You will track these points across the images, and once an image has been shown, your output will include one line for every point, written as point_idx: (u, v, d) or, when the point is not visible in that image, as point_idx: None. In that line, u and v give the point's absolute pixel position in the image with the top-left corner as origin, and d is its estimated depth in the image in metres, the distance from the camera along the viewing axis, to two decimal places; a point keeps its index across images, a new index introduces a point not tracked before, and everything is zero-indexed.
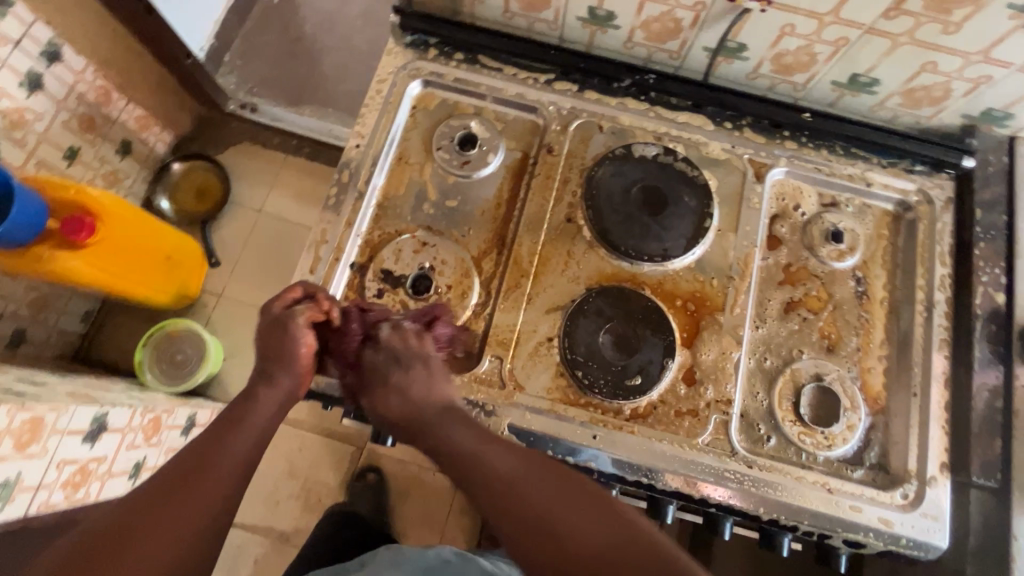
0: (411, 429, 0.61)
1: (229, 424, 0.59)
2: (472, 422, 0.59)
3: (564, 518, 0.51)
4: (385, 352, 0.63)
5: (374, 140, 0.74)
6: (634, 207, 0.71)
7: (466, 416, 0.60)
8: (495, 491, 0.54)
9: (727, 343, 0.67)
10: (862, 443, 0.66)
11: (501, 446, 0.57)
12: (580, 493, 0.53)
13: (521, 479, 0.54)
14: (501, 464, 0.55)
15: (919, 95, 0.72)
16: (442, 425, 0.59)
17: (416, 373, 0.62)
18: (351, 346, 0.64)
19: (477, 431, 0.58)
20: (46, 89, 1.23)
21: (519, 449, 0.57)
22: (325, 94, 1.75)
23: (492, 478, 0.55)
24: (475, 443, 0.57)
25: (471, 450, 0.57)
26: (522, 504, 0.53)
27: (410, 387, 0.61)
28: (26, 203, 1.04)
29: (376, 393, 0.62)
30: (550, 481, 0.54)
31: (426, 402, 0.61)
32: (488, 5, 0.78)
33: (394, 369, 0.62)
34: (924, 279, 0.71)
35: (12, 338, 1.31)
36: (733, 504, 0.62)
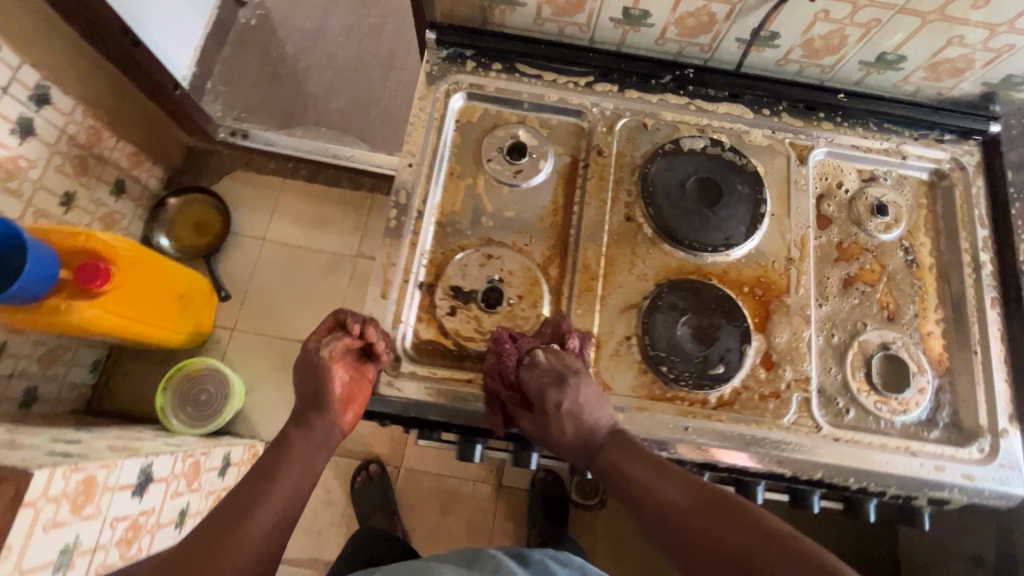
0: (579, 451, 0.61)
1: (265, 475, 0.62)
2: (641, 449, 0.59)
3: (745, 554, 0.50)
4: (546, 373, 0.62)
5: (426, 158, 0.73)
6: (691, 199, 0.72)
7: (632, 442, 0.60)
8: (672, 521, 0.54)
9: (797, 323, 0.70)
10: (933, 405, 0.69)
11: (670, 476, 0.56)
12: (749, 527, 0.51)
13: (690, 511, 0.54)
14: (673, 495, 0.55)
15: (943, 68, 0.75)
16: (610, 451, 0.60)
17: (582, 392, 0.61)
18: (506, 370, 0.63)
19: (643, 459, 0.58)
20: (38, 134, 1.17)
21: (691, 480, 0.56)
22: (317, 114, 1.72)
23: (667, 509, 0.55)
24: (644, 472, 0.57)
25: (640, 477, 0.57)
26: (693, 532, 0.53)
27: (578, 406, 0.61)
28: (39, 255, 0.99)
29: (544, 417, 0.62)
30: (727, 515, 0.52)
31: (586, 421, 0.61)
32: (519, 13, 0.77)
33: (560, 391, 0.61)
34: (968, 241, 0.74)
35: (24, 397, 1.25)
36: (824, 477, 0.64)
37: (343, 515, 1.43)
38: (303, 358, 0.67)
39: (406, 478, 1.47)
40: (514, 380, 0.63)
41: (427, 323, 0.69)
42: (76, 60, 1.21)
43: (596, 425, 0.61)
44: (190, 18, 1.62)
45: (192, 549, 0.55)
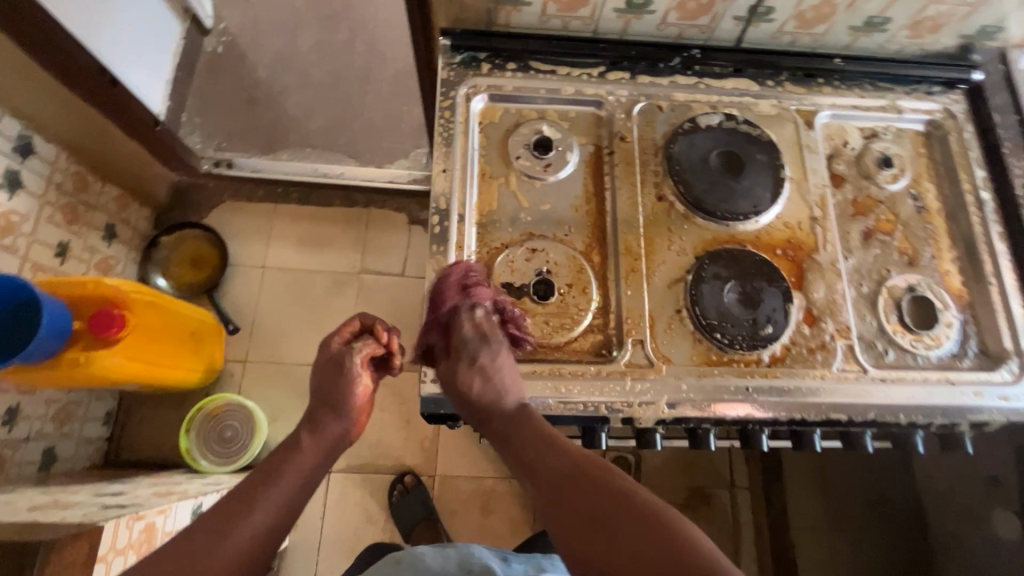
0: (476, 408, 0.64)
1: (264, 477, 0.60)
2: (542, 424, 0.61)
3: (596, 512, 0.51)
4: (476, 329, 0.66)
5: (457, 162, 0.75)
6: (716, 173, 0.76)
7: (535, 416, 0.62)
8: (540, 481, 0.56)
9: (830, 277, 0.74)
10: (962, 336, 0.74)
11: (549, 442, 0.58)
12: (624, 501, 0.51)
13: (571, 480, 0.54)
14: (549, 459, 0.57)
15: (925, 26, 0.80)
16: (506, 423, 0.62)
17: (500, 359, 0.65)
18: (445, 318, 0.68)
19: (532, 426, 0.61)
20: (25, 185, 1.14)
21: (567, 448, 0.57)
22: (300, 135, 1.70)
23: (538, 471, 0.56)
24: (529, 440, 0.59)
25: (526, 441, 0.59)
26: (569, 498, 0.53)
27: (489, 367, 0.64)
28: (52, 310, 0.97)
29: (456, 364, 0.65)
30: (592, 477, 0.54)
31: (495, 385, 0.63)
32: (525, 12, 0.79)
33: (480, 347, 0.65)
34: (968, 182, 0.80)
35: (43, 459, 1.21)
36: (878, 417, 0.69)
37: (385, 531, 1.42)
38: (326, 355, 0.74)
39: (442, 485, 1.47)
40: (443, 327, 0.68)
41: None
42: (56, 106, 1.17)
43: (508, 392, 0.64)
44: (157, 53, 1.58)
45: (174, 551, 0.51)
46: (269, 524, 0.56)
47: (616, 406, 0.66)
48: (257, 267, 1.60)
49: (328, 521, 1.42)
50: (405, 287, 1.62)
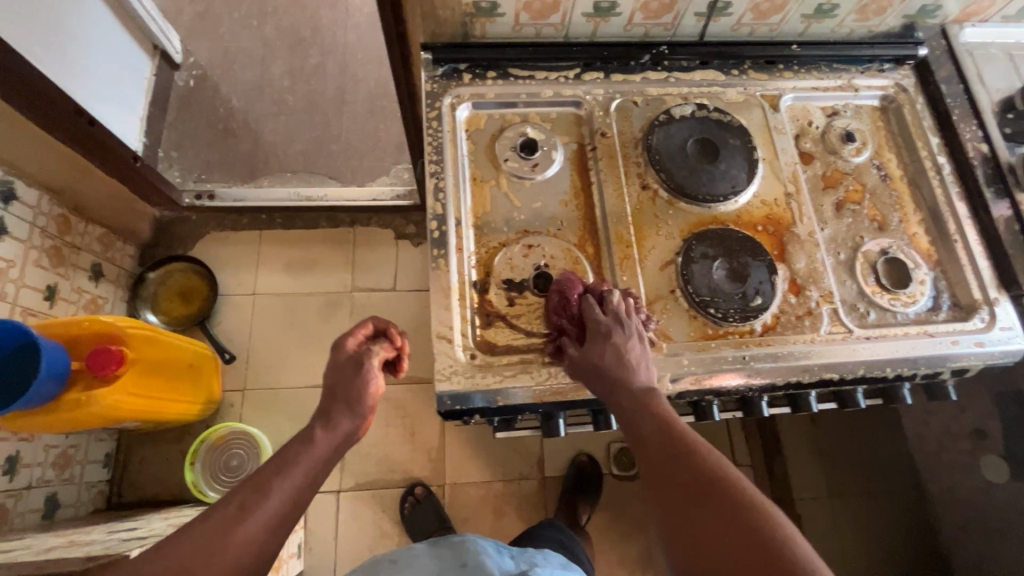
0: (606, 385, 0.61)
1: (276, 466, 0.61)
2: (661, 405, 0.58)
3: (712, 523, 0.48)
4: (610, 312, 0.66)
5: (449, 169, 0.78)
6: (694, 159, 0.80)
7: (657, 395, 0.60)
8: (650, 467, 0.54)
9: (810, 247, 0.79)
10: (934, 292, 0.80)
11: (666, 429, 0.56)
12: (726, 503, 0.49)
13: (676, 468, 0.52)
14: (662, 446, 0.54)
15: (870, 9, 0.87)
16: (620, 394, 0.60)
17: (634, 339, 0.64)
18: (576, 302, 0.68)
19: (648, 407, 0.58)
20: (9, 231, 1.13)
21: (688, 441, 0.54)
22: (280, 161, 1.71)
23: (648, 457, 0.55)
24: (642, 419, 0.57)
25: (643, 423, 0.57)
26: (673, 484, 0.52)
27: (624, 345, 0.63)
28: (49, 351, 0.96)
29: (592, 342, 0.63)
30: (711, 480, 0.51)
31: (628, 363, 0.62)
32: (499, 23, 0.83)
33: (615, 327, 0.64)
34: (924, 149, 0.86)
35: (47, 507, 1.19)
36: (865, 372, 0.73)
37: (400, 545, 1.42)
38: (340, 354, 0.74)
39: (452, 493, 1.48)
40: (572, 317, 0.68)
41: (495, 319, 0.73)
42: (35, 149, 1.17)
43: (637, 369, 0.62)
44: (130, 92, 1.58)
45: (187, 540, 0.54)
46: (276, 516, 0.57)
47: None
48: (248, 295, 1.60)
49: (342, 541, 1.42)
50: (398, 301, 1.63)
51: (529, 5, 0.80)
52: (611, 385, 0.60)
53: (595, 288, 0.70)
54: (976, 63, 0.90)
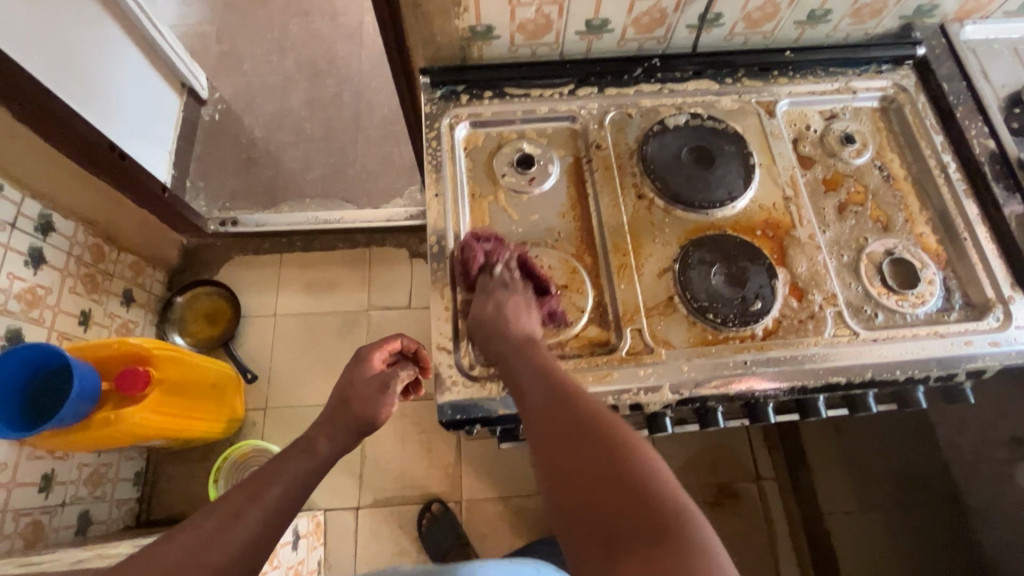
0: (487, 335, 0.67)
1: (267, 476, 0.62)
2: (544, 360, 0.62)
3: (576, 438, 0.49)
4: (498, 280, 0.73)
5: (448, 186, 0.81)
6: (689, 167, 0.81)
7: (541, 350, 0.64)
8: (526, 406, 0.55)
9: (811, 251, 0.78)
10: (945, 292, 0.78)
11: (547, 374, 0.59)
12: (595, 426, 0.49)
13: (551, 404, 0.53)
14: (539, 385, 0.57)
15: (864, 12, 0.87)
16: (510, 350, 0.64)
17: (519, 300, 0.70)
18: (473, 265, 0.74)
19: (532, 358, 0.62)
20: (48, 260, 1.21)
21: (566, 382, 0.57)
22: (299, 188, 1.78)
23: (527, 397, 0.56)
24: (523, 369, 0.60)
25: (523, 369, 0.60)
26: (547, 417, 0.52)
27: (506, 303, 0.69)
28: (82, 371, 1.01)
29: (479, 300, 0.71)
30: (581, 407, 0.52)
31: (507, 316, 0.68)
32: (495, 45, 0.87)
33: (500, 289, 0.71)
34: (928, 148, 0.85)
35: (79, 523, 1.24)
36: (873, 375, 0.72)
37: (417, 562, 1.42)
38: (359, 366, 0.79)
39: (469, 509, 1.48)
40: (467, 281, 0.74)
41: None
42: (69, 183, 1.25)
43: (520, 327, 0.67)
44: (160, 127, 1.68)
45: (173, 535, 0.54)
46: (264, 525, 0.57)
47: (621, 391, 0.69)
48: (269, 316, 1.65)
49: (361, 559, 1.42)
50: (413, 319, 1.66)
51: (522, 26, 0.83)
52: (493, 333, 0.67)
53: (495, 255, 0.75)
54: (979, 60, 0.89)
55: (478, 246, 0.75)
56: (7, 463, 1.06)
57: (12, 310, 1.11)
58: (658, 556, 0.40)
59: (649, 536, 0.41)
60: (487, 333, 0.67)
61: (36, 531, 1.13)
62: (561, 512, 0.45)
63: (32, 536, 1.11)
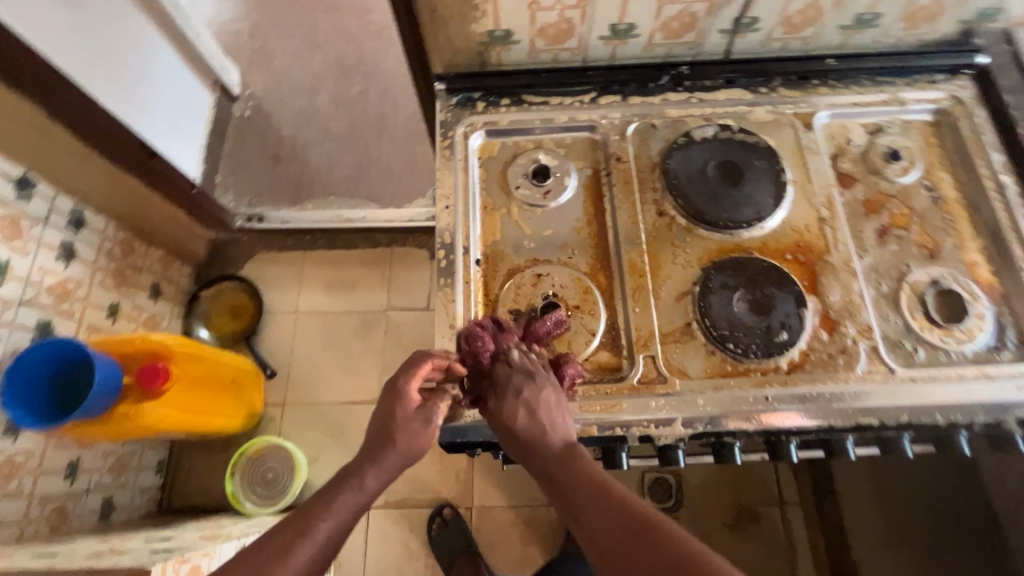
0: (521, 448, 0.61)
1: (304, 521, 0.57)
2: (592, 467, 0.57)
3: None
4: (518, 368, 0.65)
5: (460, 197, 0.78)
6: (715, 183, 0.76)
7: (583, 454, 0.59)
8: (598, 553, 0.51)
9: (846, 278, 0.72)
10: (997, 328, 0.71)
11: (610, 502, 0.53)
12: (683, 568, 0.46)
13: (623, 541, 0.49)
14: (605, 522, 0.51)
15: (918, 16, 0.79)
16: (554, 464, 0.58)
17: (548, 394, 0.63)
18: (486, 354, 0.67)
19: (585, 476, 0.56)
20: (78, 254, 1.24)
21: (637, 512, 0.51)
22: (324, 185, 1.79)
23: (596, 539, 0.51)
24: (579, 496, 0.54)
25: (578, 496, 0.54)
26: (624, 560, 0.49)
27: (533, 399, 0.62)
28: (104, 366, 1.04)
29: (501, 401, 0.63)
30: (661, 549, 0.48)
31: (540, 422, 0.61)
32: (514, 50, 0.83)
33: (524, 382, 0.64)
34: (985, 167, 0.77)
35: (102, 510, 1.28)
36: (908, 419, 0.65)
37: (426, 566, 1.41)
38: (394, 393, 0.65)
39: (479, 516, 1.47)
40: (480, 374, 0.67)
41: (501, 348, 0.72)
42: (100, 179, 1.28)
43: (553, 428, 0.61)
44: (191, 123, 1.71)
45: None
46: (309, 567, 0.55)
47: (629, 422, 0.66)
48: (290, 313, 1.67)
49: (371, 559, 1.43)
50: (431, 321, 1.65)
51: (543, 31, 0.79)
52: (531, 448, 0.60)
53: (506, 339, 0.69)
54: None
55: (484, 333, 0.69)
56: (33, 451, 1.09)
57: (43, 303, 1.14)
58: None
59: None
60: (522, 447, 0.60)
61: (60, 516, 1.17)
62: None
63: (57, 522, 1.15)
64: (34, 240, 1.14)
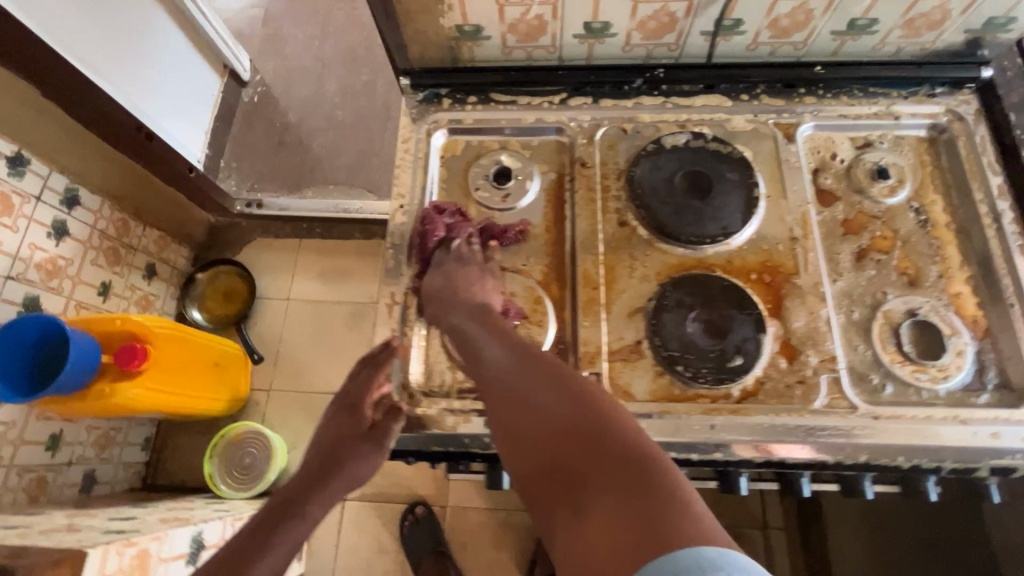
0: (438, 308, 0.66)
1: (253, 545, 0.64)
2: (487, 318, 0.63)
3: (541, 405, 0.52)
4: (454, 254, 0.70)
5: (416, 196, 0.76)
6: (681, 195, 0.72)
7: (488, 308, 0.65)
8: (484, 375, 0.58)
9: (813, 303, 0.67)
10: (977, 367, 0.65)
11: (503, 339, 0.60)
12: (553, 378, 0.54)
13: (506, 365, 0.57)
14: (497, 351, 0.59)
15: (919, 24, 0.73)
16: (456, 313, 0.64)
17: (473, 275, 0.68)
18: (433, 237, 0.72)
19: (482, 325, 0.63)
20: (70, 233, 1.27)
21: (523, 347, 0.59)
22: (324, 174, 1.79)
23: (485, 365, 0.59)
24: (477, 338, 0.61)
25: (475, 337, 0.61)
26: (506, 378, 0.56)
27: (459, 277, 0.68)
28: (81, 344, 1.06)
29: (432, 277, 0.69)
30: (536, 367, 0.56)
31: (460, 289, 0.67)
32: (486, 46, 0.80)
33: (456, 265, 0.69)
34: (981, 192, 0.71)
35: (84, 482, 1.31)
36: (869, 459, 0.61)
37: (395, 562, 1.41)
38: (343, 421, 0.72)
39: (453, 516, 1.45)
40: (423, 253, 0.72)
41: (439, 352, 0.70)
42: (95, 159, 1.30)
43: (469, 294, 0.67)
44: (197, 107, 1.73)
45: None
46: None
47: None
48: (282, 300, 1.68)
49: (342, 550, 1.43)
50: None
51: (514, 27, 0.76)
52: (443, 307, 0.66)
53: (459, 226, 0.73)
54: None
55: (439, 219, 0.73)
56: (15, 422, 1.13)
57: (31, 279, 1.17)
58: (623, 473, 0.45)
59: (615, 457, 0.47)
60: (437, 307, 0.66)
61: (40, 486, 1.21)
62: (534, 461, 0.51)
63: (36, 491, 1.19)
64: (25, 217, 1.17)
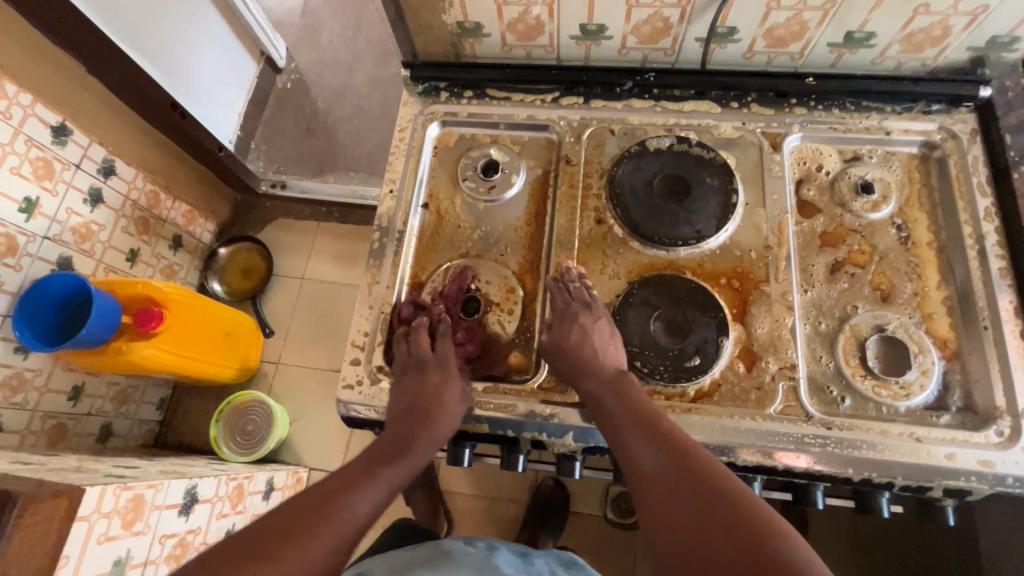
0: (570, 366, 0.64)
1: (347, 486, 0.58)
2: (633, 400, 0.61)
3: (711, 535, 0.48)
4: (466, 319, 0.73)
5: (406, 184, 0.80)
6: (659, 196, 0.74)
7: (633, 385, 0.62)
8: (639, 478, 0.55)
9: (779, 310, 0.68)
10: (941, 388, 0.65)
11: (659, 435, 0.57)
12: (723, 506, 0.49)
13: (665, 473, 0.54)
14: (650, 454, 0.55)
15: (919, 39, 0.72)
16: (604, 391, 0.62)
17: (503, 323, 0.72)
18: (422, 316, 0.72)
19: (634, 411, 0.59)
20: (104, 201, 1.36)
21: (680, 449, 0.55)
22: (346, 160, 1.85)
23: (641, 467, 0.55)
24: (634, 430, 0.58)
25: (625, 427, 0.58)
26: (663, 491, 0.52)
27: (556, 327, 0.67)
28: (103, 304, 1.14)
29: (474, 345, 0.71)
30: (702, 484, 0.51)
31: (582, 346, 0.64)
32: (487, 43, 0.83)
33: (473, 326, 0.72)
34: (967, 212, 0.70)
35: (100, 433, 1.41)
36: (818, 468, 0.61)
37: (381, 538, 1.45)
38: (419, 369, 0.67)
39: None
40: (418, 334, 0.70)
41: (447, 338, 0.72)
42: (130, 133, 1.40)
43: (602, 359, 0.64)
44: (233, 90, 1.81)
45: (220, 568, 0.48)
46: (337, 545, 0.53)
47: (522, 426, 0.67)
48: (297, 279, 1.76)
49: None
50: None
51: (512, 26, 0.78)
52: (576, 371, 0.64)
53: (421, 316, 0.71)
54: None
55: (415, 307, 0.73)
56: (42, 370, 1.23)
57: (65, 241, 1.27)
58: None
59: None
60: (568, 366, 0.65)
61: (61, 432, 1.31)
62: None
63: (56, 436, 1.29)
64: (64, 183, 1.26)
